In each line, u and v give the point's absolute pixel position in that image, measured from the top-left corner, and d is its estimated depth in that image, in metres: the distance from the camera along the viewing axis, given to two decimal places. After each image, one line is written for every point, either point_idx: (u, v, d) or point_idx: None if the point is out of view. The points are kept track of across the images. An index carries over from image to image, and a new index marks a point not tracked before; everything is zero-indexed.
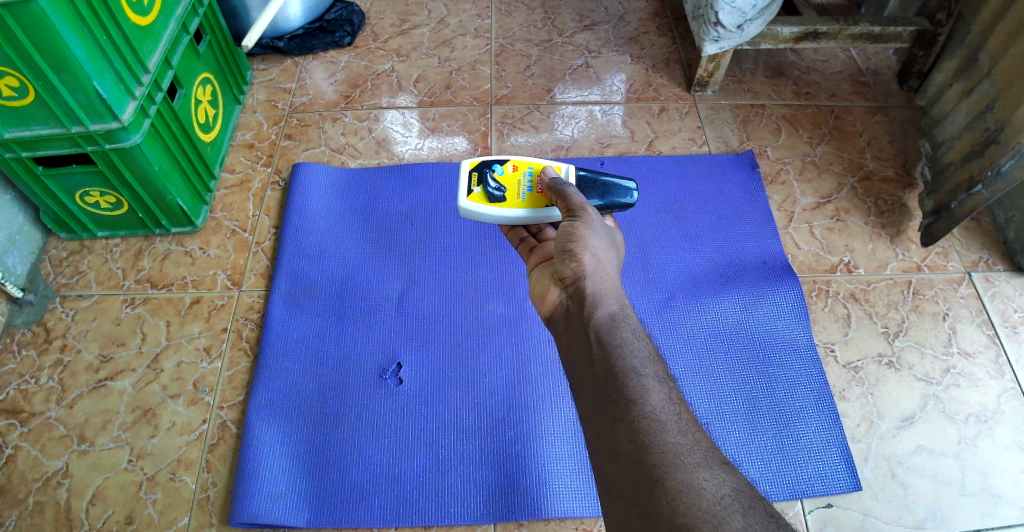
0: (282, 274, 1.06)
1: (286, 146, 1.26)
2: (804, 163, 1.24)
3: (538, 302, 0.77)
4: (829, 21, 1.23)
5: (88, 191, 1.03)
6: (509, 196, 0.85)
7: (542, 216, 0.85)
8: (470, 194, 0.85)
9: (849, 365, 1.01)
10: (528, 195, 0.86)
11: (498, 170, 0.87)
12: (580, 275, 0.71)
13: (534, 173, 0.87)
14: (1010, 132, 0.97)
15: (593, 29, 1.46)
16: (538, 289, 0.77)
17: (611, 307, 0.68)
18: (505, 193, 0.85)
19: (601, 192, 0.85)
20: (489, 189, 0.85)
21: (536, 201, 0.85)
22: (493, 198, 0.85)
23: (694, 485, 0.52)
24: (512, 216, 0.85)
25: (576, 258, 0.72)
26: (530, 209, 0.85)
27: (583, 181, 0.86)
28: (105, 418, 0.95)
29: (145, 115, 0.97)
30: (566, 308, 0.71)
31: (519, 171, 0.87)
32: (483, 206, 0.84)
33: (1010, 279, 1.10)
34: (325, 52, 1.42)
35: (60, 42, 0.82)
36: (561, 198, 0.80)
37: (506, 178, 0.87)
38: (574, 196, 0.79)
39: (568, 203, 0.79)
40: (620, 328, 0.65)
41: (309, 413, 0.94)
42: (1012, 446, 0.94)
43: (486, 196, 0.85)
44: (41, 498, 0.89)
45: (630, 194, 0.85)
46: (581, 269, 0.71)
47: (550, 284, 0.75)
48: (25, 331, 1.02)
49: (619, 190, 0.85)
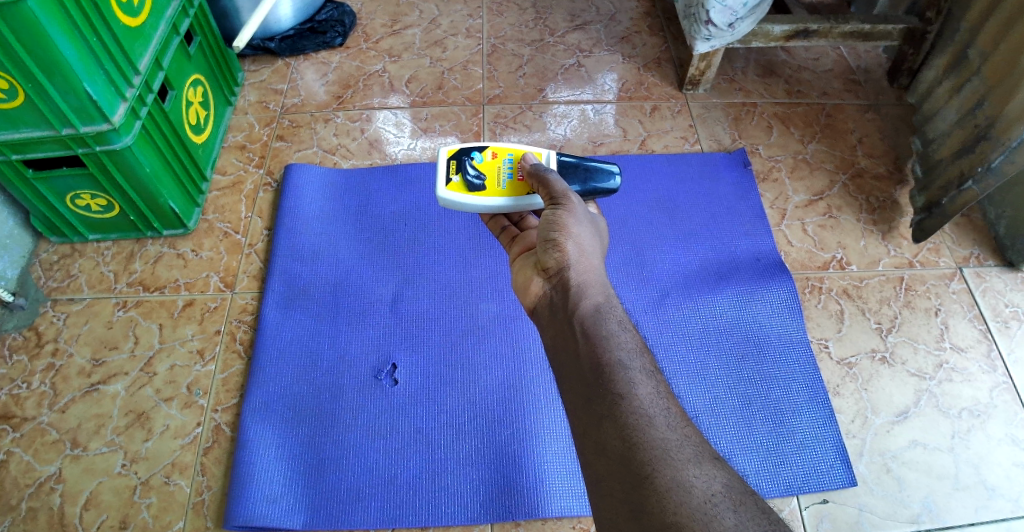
0: (276, 275, 1.06)
1: (279, 147, 1.25)
2: (796, 160, 1.24)
3: (522, 294, 0.77)
4: (820, 18, 1.23)
5: (78, 194, 1.03)
6: (489, 185, 0.85)
7: (524, 204, 0.85)
8: (449, 183, 0.85)
9: (843, 361, 1.02)
10: (508, 183, 0.86)
11: (477, 158, 0.87)
12: (564, 265, 0.72)
13: (514, 160, 0.87)
14: (1001, 128, 0.98)
15: (585, 29, 1.46)
16: (521, 281, 0.78)
17: (595, 298, 0.68)
18: (484, 181, 0.85)
19: (583, 178, 0.85)
20: (468, 178, 0.85)
21: (517, 189, 0.85)
22: (472, 186, 0.85)
23: (684, 482, 0.52)
24: (493, 204, 0.85)
25: (560, 248, 0.72)
26: (511, 197, 0.85)
27: (565, 167, 0.86)
28: (98, 422, 0.94)
29: (136, 117, 0.97)
30: (550, 300, 0.71)
31: (499, 158, 0.87)
32: (462, 195, 0.84)
33: (1001, 274, 1.11)
34: (317, 52, 1.42)
35: (50, 43, 0.81)
36: (543, 185, 0.80)
37: (486, 166, 0.87)
38: (556, 183, 0.79)
39: (550, 190, 0.78)
40: (605, 320, 0.65)
41: (306, 413, 0.93)
42: (1005, 439, 0.95)
43: (465, 185, 0.85)
44: (34, 503, 0.88)
45: (613, 179, 0.85)
46: (565, 260, 0.71)
47: (533, 275, 0.75)
48: (16, 336, 1.01)
49: (601, 174, 0.86)
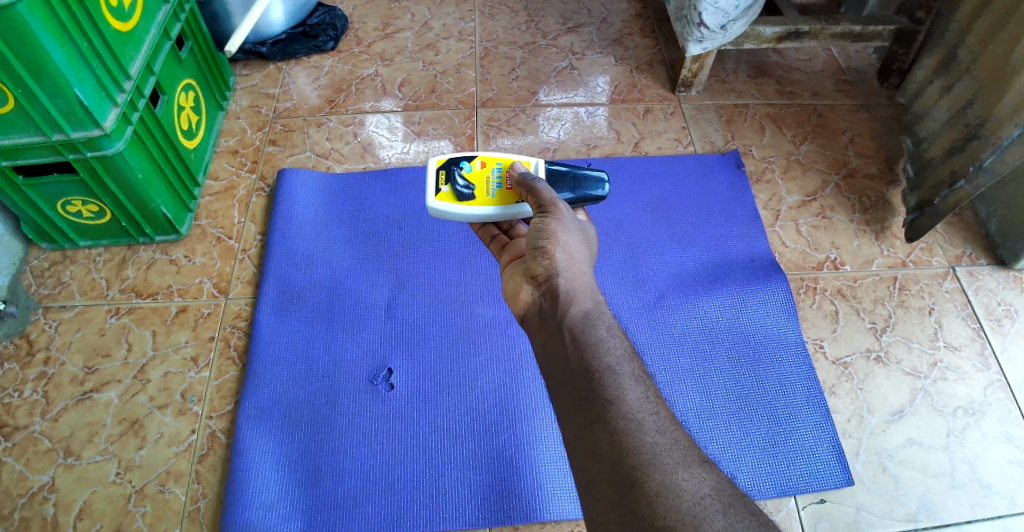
0: (270, 281, 1.05)
1: (271, 152, 1.24)
2: (789, 161, 1.25)
3: (512, 301, 0.77)
4: (811, 21, 1.24)
5: (69, 200, 1.02)
6: (478, 194, 0.85)
7: (512, 213, 0.85)
8: (439, 194, 0.85)
9: (838, 361, 1.02)
10: (498, 192, 0.85)
11: (466, 167, 0.86)
12: (553, 271, 0.72)
13: (503, 169, 0.87)
14: (991, 128, 0.99)
15: (577, 31, 1.47)
16: (510, 287, 0.78)
17: (584, 304, 0.68)
18: (473, 190, 0.85)
19: (571, 185, 0.85)
20: (457, 187, 0.85)
21: (506, 198, 0.85)
22: (461, 196, 0.85)
23: (673, 486, 0.52)
24: (482, 214, 0.85)
25: (547, 255, 0.73)
26: (499, 206, 0.85)
27: (554, 176, 0.86)
28: (91, 430, 0.93)
29: (127, 122, 0.96)
30: (539, 306, 0.72)
31: (488, 167, 0.87)
32: (450, 204, 0.85)
33: (993, 272, 1.11)
34: (309, 56, 1.41)
35: (38, 48, 0.81)
36: (531, 194, 0.80)
37: (475, 175, 0.86)
38: (544, 191, 0.79)
39: (538, 199, 0.79)
40: (594, 325, 0.65)
41: (301, 420, 0.93)
42: (999, 437, 0.95)
43: (455, 194, 0.85)
44: (27, 513, 0.87)
45: (601, 186, 0.85)
46: (553, 267, 0.72)
47: (522, 282, 0.75)
48: (7, 344, 1.00)
49: (590, 183, 0.85)
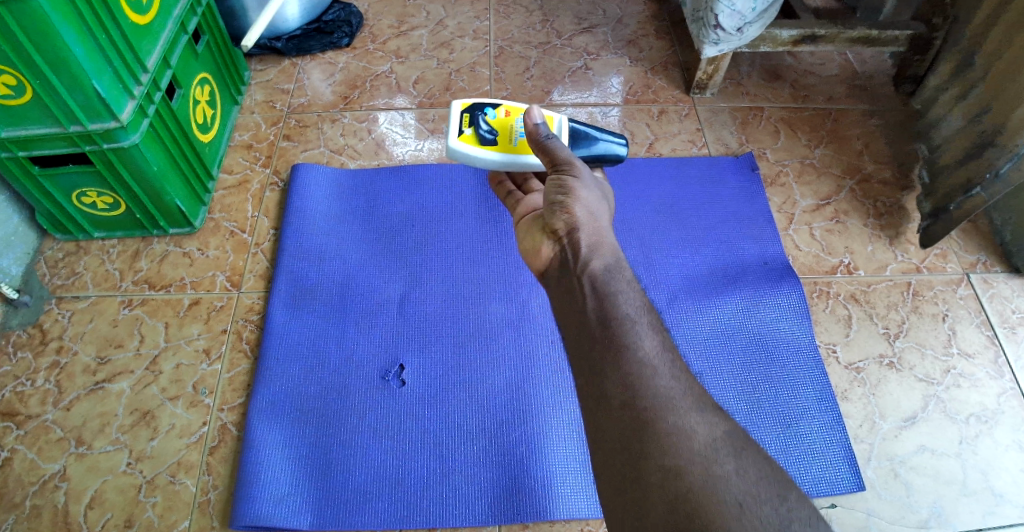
0: (283, 275, 1.05)
1: (285, 147, 1.25)
2: (803, 165, 1.24)
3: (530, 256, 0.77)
4: (827, 24, 1.23)
5: (85, 192, 1.02)
6: (501, 141, 0.85)
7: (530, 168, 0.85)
8: (460, 135, 0.84)
9: (851, 366, 1.01)
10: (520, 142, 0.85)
11: (492, 114, 0.86)
12: (573, 226, 0.71)
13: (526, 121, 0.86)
14: (1006, 136, 0.98)
15: (592, 32, 1.47)
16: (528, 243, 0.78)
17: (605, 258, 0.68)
18: (496, 137, 0.85)
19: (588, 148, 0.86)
20: (481, 132, 0.85)
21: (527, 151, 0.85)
22: (484, 140, 0.85)
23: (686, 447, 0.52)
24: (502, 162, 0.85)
25: (567, 210, 0.72)
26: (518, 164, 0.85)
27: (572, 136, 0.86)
28: (102, 420, 0.93)
29: (144, 115, 0.96)
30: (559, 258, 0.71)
31: (513, 117, 0.86)
32: (472, 147, 0.84)
33: (1007, 280, 1.11)
34: (324, 53, 1.41)
35: (58, 41, 0.81)
36: (545, 153, 0.79)
37: (499, 122, 0.86)
38: (559, 150, 0.78)
39: (553, 158, 0.78)
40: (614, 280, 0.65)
41: (313, 415, 0.93)
42: (1012, 446, 0.94)
43: (477, 138, 0.85)
44: (38, 501, 0.87)
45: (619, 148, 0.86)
46: (573, 221, 0.71)
47: (542, 238, 0.75)
48: (21, 333, 1.01)
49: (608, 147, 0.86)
